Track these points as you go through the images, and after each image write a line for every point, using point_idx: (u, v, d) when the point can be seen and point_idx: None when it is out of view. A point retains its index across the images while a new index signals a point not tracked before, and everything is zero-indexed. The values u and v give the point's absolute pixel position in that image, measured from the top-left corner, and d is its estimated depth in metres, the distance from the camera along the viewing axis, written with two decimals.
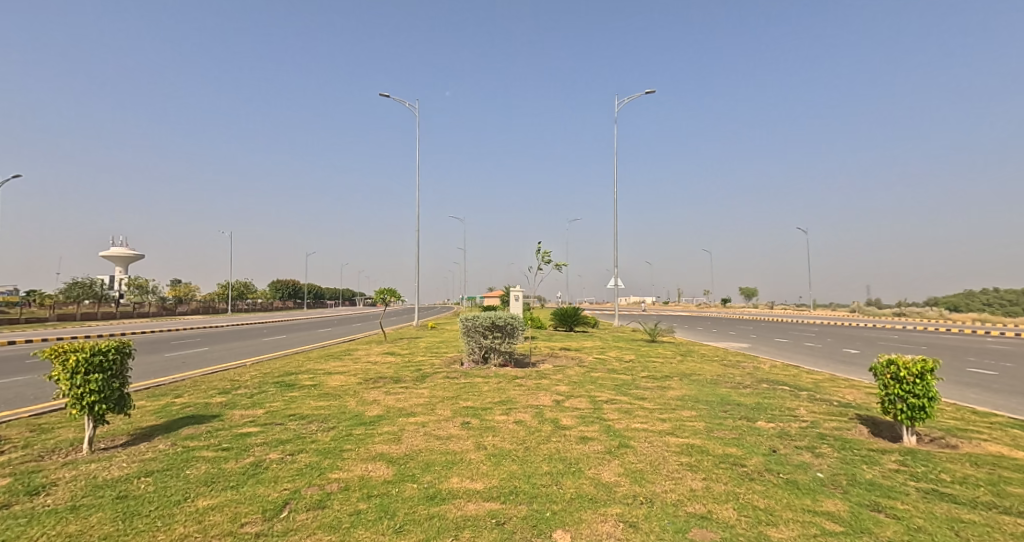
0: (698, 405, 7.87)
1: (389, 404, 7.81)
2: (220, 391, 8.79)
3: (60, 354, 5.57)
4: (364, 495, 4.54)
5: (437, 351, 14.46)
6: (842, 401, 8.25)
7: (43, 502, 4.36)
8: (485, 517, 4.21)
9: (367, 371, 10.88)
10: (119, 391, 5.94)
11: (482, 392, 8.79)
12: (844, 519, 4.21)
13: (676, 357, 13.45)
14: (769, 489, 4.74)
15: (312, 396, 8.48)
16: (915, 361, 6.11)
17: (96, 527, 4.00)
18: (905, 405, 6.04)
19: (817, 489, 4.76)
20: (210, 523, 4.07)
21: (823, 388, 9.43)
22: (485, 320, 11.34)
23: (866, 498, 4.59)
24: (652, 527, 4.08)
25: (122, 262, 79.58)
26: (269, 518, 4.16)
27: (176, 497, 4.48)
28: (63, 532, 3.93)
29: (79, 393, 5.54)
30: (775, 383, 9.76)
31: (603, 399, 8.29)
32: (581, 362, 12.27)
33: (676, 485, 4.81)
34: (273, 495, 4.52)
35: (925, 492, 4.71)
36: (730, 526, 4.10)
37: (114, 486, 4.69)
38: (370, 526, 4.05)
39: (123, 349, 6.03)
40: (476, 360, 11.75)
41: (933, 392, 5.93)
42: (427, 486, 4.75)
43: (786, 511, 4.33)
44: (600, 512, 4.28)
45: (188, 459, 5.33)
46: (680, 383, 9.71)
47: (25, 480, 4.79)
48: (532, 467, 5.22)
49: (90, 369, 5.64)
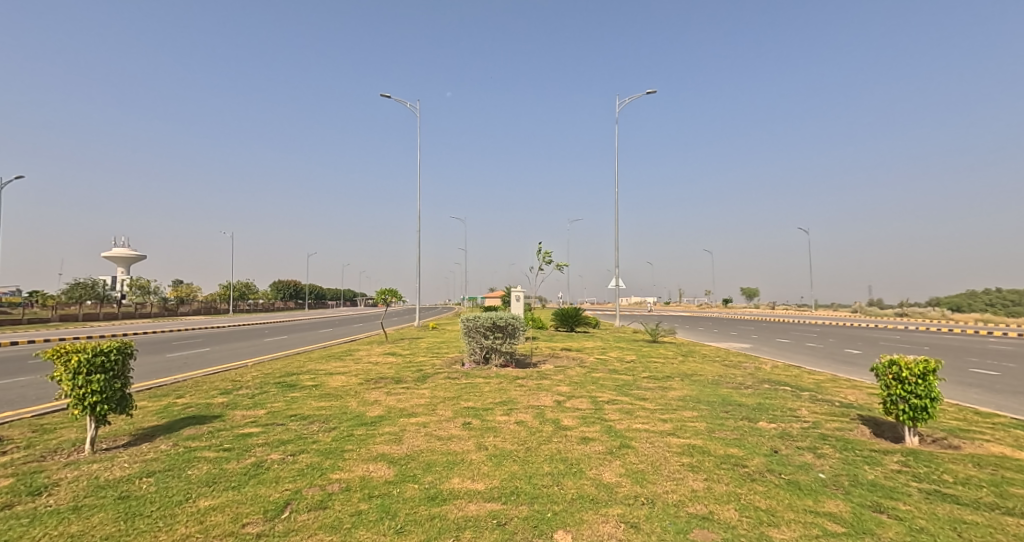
0: (699, 406, 7.88)
1: (390, 404, 7.83)
2: (222, 391, 8.82)
3: (62, 354, 5.58)
4: (365, 495, 4.54)
5: (438, 351, 14.51)
6: (843, 401, 8.25)
7: (45, 502, 4.37)
8: (486, 517, 4.20)
9: (368, 371, 10.91)
10: (121, 391, 5.95)
11: (484, 392, 8.81)
12: (845, 519, 4.20)
13: (677, 357, 13.48)
14: (771, 490, 4.73)
15: (314, 396, 8.50)
16: (917, 361, 6.11)
17: (98, 527, 4.00)
18: (907, 406, 6.04)
19: (818, 489, 4.76)
20: (212, 523, 4.08)
21: (824, 388, 9.42)
22: (486, 321, 11.35)
23: (867, 499, 4.59)
24: (653, 527, 4.08)
25: (125, 262, 79.81)
26: (271, 518, 4.16)
27: (178, 497, 4.48)
28: (65, 532, 3.94)
29: (81, 393, 5.55)
30: (776, 384, 9.78)
31: (605, 400, 8.30)
32: (582, 362, 12.30)
33: (678, 485, 4.81)
34: (274, 495, 4.53)
35: (927, 493, 4.70)
36: (732, 527, 4.10)
37: (116, 486, 4.70)
38: (372, 526, 4.06)
39: (126, 349, 6.04)
40: (477, 360, 11.77)
41: (935, 393, 5.92)
42: (429, 486, 4.75)
43: (788, 512, 4.32)
44: (602, 513, 4.28)
45: (190, 459, 5.33)
46: (681, 384, 9.71)
47: (27, 480, 4.79)
48: (534, 467, 5.22)
49: (92, 370, 5.65)
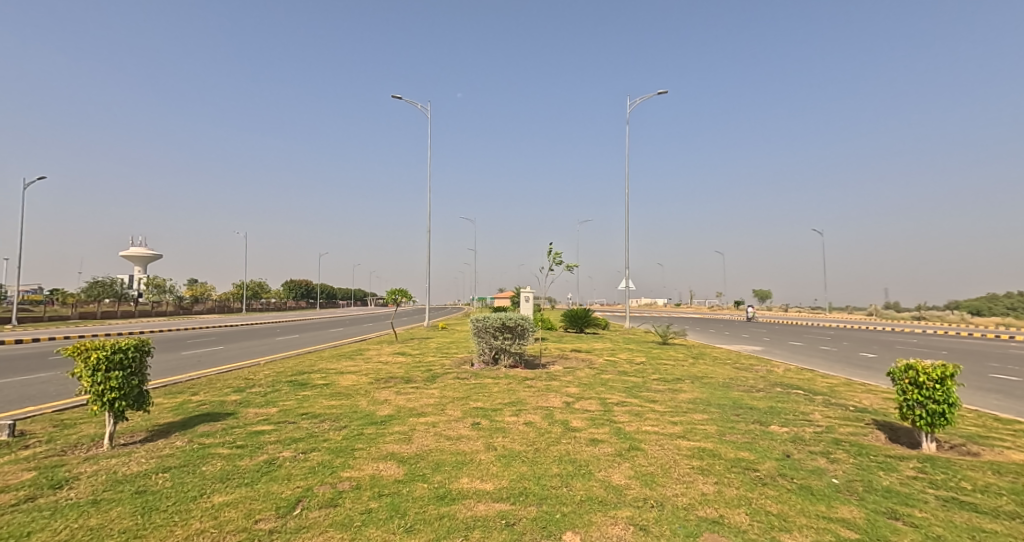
0: (710, 409, 7.84)
1: (400, 404, 7.84)
2: (234, 390, 8.88)
3: (83, 351, 5.66)
4: (375, 494, 4.57)
5: (447, 351, 14.60)
6: (858, 406, 8.13)
7: (66, 495, 4.44)
8: (495, 517, 4.22)
9: (378, 371, 10.94)
10: (139, 388, 6.01)
11: (493, 392, 8.84)
12: (859, 525, 4.17)
13: (687, 359, 13.49)
14: (782, 494, 4.70)
15: (324, 395, 8.51)
16: (935, 366, 6.03)
17: (116, 521, 4.06)
18: (923, 411, 5.95)
19: (832, 495, 4.71)
20: (226, 519, 4.12)
21: (838, 392, 9.31)
22: (496, 321, 11.33)
23: (882, 505, 4.54)
24: (662, 530, 4.08)
25: (141, 262, 80.83)
26: (283, 515, 4.20)
27: (193, 493, 4.53)
28: (83, 525, 3.99)
29: (100, 389, 5.63)
30: (789, 387, 9.70)
31: (614, 401, 8.30)
32: (591, 364, 12.32)
33: (687, 489, 4.79)
34: (286, 493, 4.56)
35: (944, 500, 4.64)
36: (742, 532, 4.08)
37: (133, 481, 4.75)
38: (381, 525, 4.08)
39: (143, 347, 6.09)
40: (486, 360, 11.77)
41: (953, 398, 5.84)
42: (438, 486, 4.77)
43: (800, 518, 4.29)
44: (610, 515, 4.27)
45: (204, 456, 5.39)
46: (691, 387, 9.64)
47: (48, 474, 4.86)
48: (542, 468, 5.22)
49: (110, 366, 5.73)
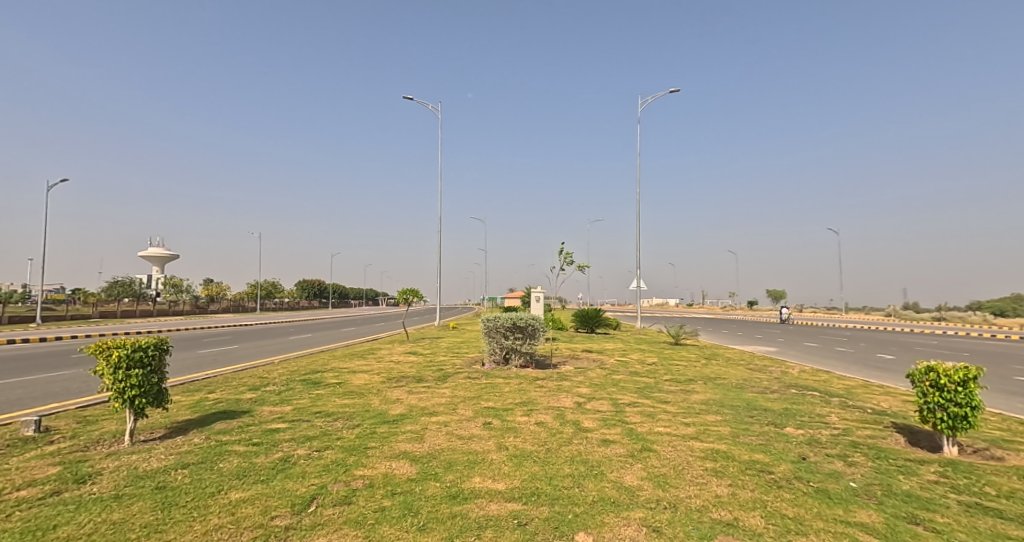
0: (723, 410, 7.77)
1: (412, 404, 7.87)
2: (249, 388, 8.97)
3: (104, 349, 5.75)
4: (389, 492, 4.60)
5: (458, 351, 14.57)
6: (876, 409, 8.03)
7: (89, 490, 4.51)
8: (507, 517, 4.22)
9: (390, 371, 10.97)
10: (158, 386, 6.08)
11: (504, 392, 8.83)
12: (878, 530, 4.12)
13: (700, 360, 13.41)
14: (798, 497, 4.65)
15: (337, 394, 8.56)
16: (957, 368, 5.94)
17: (137, 516, 4.12)
18: (945, 414, 5.87)
19: (849, 499, 4.66)
20: (243, 515, 4.16)
21: (855, 394, 9.19)
22: (507, 321, 11.33)
23: (902, 509, 4.49)
24: (676, 532, 4.06)
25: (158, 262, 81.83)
26: (298, 512, 4.23)
27: (210, 489, 4.58)
28: (106, 520, 4.05)
29: (121, 386, 5.72)
30: (805, 389, 9.59)
31: (625, 402, 8.26)
32: (603, 364, 12.28)
33: (701, 491, 4.76)
34: (301, 490, 4.60)
35: (966, 505, 4.57)
36: (758, 534, 4.06)
37: (153, 477, 4.81)
38: (395, 523, 4.10)
39: (162, 345, 6.18)
40: (497, 360, 11.77)
41: (976, 401, 5.74)
42: (451, 485, 4.78)
43: (817, 521, 4.26)
44: (623, 516, 4.26)
45: (221, 453, 5.45)
46: (704, 387, 9.57)
47: (72, 469, 4.94)
48: (554, 468, 5.22)
49: (130, 364, 5.81)
